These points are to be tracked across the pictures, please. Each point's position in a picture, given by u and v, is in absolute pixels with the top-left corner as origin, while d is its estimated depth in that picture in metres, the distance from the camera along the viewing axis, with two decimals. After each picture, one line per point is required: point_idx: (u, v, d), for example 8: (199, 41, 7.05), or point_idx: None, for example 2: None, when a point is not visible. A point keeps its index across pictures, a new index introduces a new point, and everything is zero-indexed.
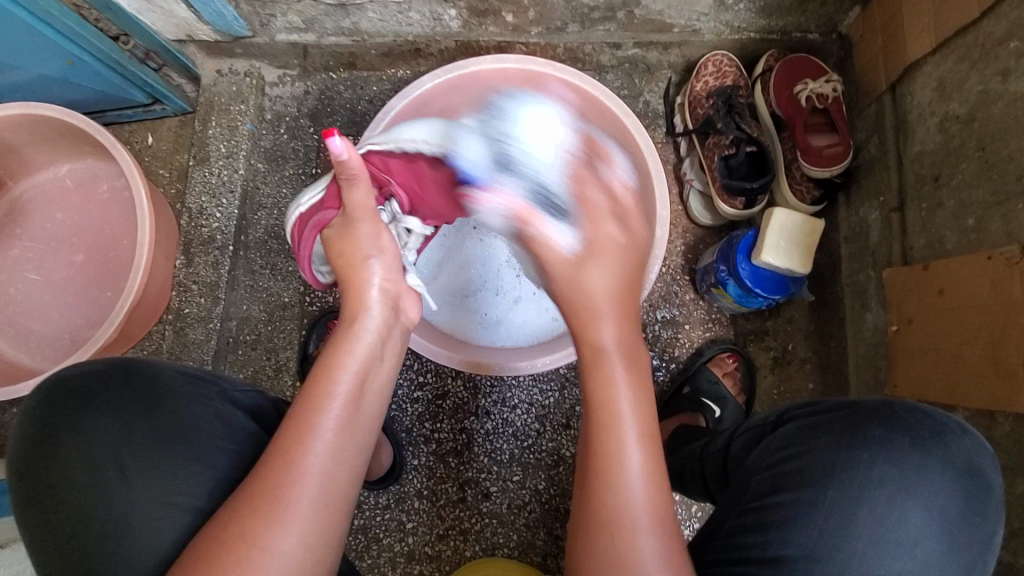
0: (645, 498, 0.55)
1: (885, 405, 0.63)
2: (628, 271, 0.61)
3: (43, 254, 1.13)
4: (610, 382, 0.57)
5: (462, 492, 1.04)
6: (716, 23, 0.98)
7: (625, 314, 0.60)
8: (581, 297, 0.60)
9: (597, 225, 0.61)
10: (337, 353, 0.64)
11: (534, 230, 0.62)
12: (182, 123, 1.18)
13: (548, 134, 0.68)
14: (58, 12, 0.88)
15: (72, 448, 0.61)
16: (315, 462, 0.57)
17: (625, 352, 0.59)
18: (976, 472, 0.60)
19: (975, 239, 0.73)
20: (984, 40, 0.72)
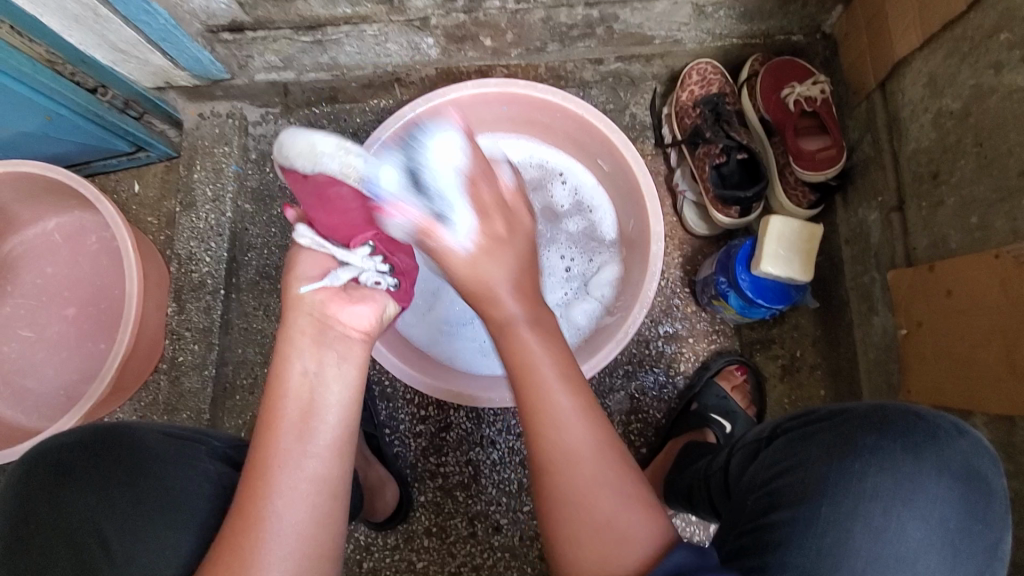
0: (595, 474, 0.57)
1: (878, 410, 0.60)
2: (524, 255, 0.65)
3: (34, 310, 1.11)
4: (513, 322, 0.62)
5: (472, 527, 1.01)
6: (697, 32, 0.97)
7: (530, 290, 0.65)
8: (479, 286, 0.63)
9: (488, 219, 0.63)
10: (271, 401, 0.61)
11: (433, 242, 0.63)
12: (167, 168, 1.18)
13: (449, 153, 0.64)
14: (30, 68, 0.88)
15: (61, 521, 0.60)
16: (276, 519, 0.56)
17: (531, 320, 0.63)
18: (975, 476, 0.57)
19: (981, 237, 0.70)
20: (972, 33, 0.70)
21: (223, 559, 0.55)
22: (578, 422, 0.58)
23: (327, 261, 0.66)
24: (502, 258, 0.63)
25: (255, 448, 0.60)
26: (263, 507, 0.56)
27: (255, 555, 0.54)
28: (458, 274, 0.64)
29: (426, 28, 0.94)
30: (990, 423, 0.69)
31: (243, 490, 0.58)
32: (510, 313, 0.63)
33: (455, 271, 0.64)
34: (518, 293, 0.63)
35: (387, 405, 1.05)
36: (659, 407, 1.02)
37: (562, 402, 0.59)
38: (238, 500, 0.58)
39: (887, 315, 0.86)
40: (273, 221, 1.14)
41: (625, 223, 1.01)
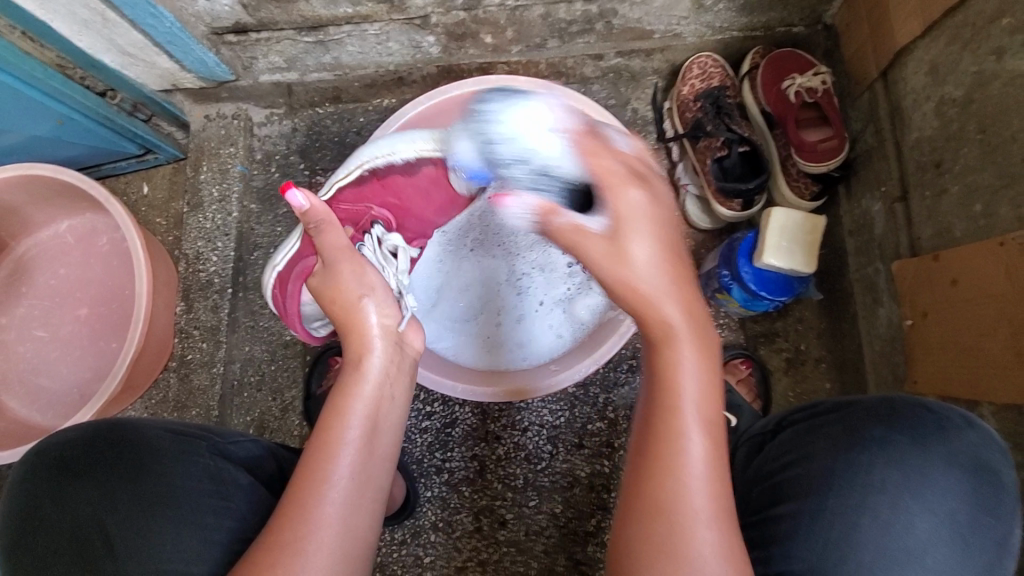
0: (709, 493, 0.51)
1: (885, 402, 0.60)
2: (676, 256, 0.59)
3: (47, 311, 1.14)
4: (676, 366, 0.54)
5: (477, 522, 1.02)
6: (697, 26, 0.97)
7: (682, 282, 0.58)
8: (659, 324, 0.56)
9: (617, 191, 0.59)
10: (340, 404, 0.61)
11: (557, 220, 0.61)
12: (175, 170, 1.19)
13: (539, 121, 0.66)
14: (42, 74, 0.90)
15: (69, 516, 0.61)
16: (331, 522, 0.55)
17: (692, 328, 0.56)
18: (986, 470, 0.56)
19: (985, 225, 0.70)
20: (973, 20, 0.70)
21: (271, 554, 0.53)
22: (705, 479, 0.52)
23: (369, 279, 0.68)
24: (645, 236, 0.58)
25: (314, 447, 0.59)
26: (319, 504, 0.55)
27: (303, 553, 0.53)
28: (593, 258, 0.59)
29: (426, 27, 0.95)
30: (997, 413, 0.68)
31: (295, 487, 0.57)
32: (669, 318, 0.56)
33: (602, 272, 0.59)
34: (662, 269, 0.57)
35: None
36: None
37: (695, 466, 0.52)
38: (291, 493, 0.57)
39: (892, 306, 0.85)
40: (279, 221, 1.13)
41: None
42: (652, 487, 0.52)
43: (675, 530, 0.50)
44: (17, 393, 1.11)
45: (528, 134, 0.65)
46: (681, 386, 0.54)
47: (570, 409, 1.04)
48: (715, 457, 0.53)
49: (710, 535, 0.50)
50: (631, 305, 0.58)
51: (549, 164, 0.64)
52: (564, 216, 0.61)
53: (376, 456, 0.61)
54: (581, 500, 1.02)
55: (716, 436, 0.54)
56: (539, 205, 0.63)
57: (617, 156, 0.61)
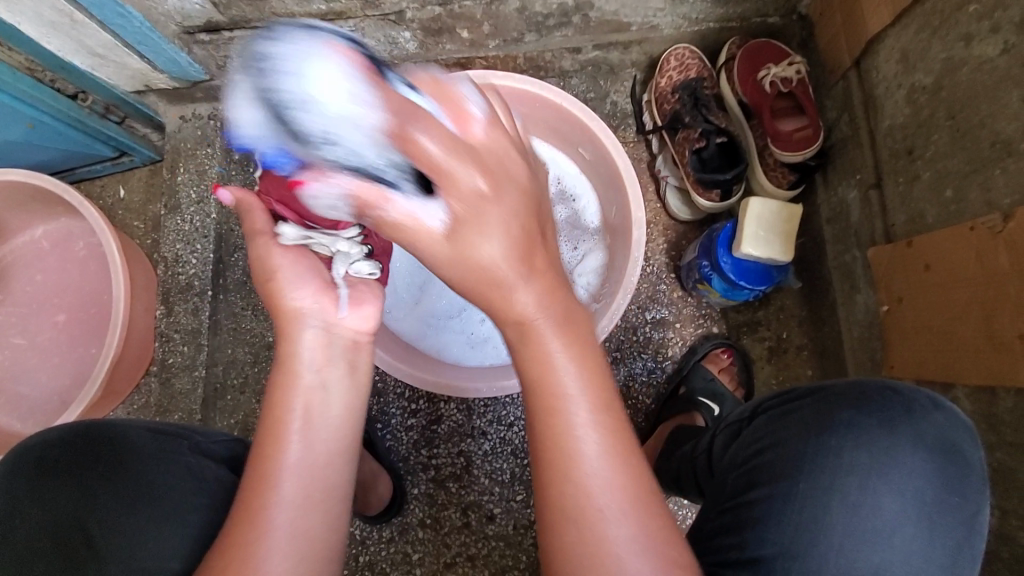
0: (609, 480, 0.50)
1: (855, 386, 0.62)
2: (522, 218, 0.49)
3: (25, 318, 1.12)
4: (548, 358, 0.51)
5: (465, 517, 1.02)
6: (674, 18, 0.97)
7: (570, 328, 0.53)
8: (521, 325, 0.52)
9: (456, 177, 0.46)
10: (273, 404, 0.60)
11: (382, 211, 0.48)
12: (152, 172, 1.18)
13: (341, 85, 0.45)
14: (10, 77, 0.88)
15: (54, 519, 0.61)
16: (280, 516, 0.54)
17: (553, 316, 0.52)
18: (952, 450, 0.58)
19: (956, 210, 0.71)
20: (942, 7, 0.70)
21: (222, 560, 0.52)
22: (606, 468, 0.50)
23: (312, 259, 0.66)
24: (575, 310, 0.56)
25: (254, 452, 0.58)
26: (269, 500, 0.55)
27: (259, 554, 0.52)
28: (435, 254, 0.50)
29: (401, 23, 0.94)
30: (971, 395, 0.69)
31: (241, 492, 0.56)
32: (526, 308, 0.51)
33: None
34: (544, 292, 0.51)
35: (377, 401, 1.06)
36: (649, 392, 1.03)
37: (592, 462, 0.50)
38: (237, 505, 0.55)
39: (869, 293, 0.86)
40: None
41: (609, 211, 1.01)
42: (554, 490, 0.50)
43: (580, 530, 0.49)
44: None
45: (333, 102, 0.44)
46: (556, 373, 0.51)
47: None
48: (610, 439, 0.51)
49: (626, 526, 0.49)
50: (475, 289, 0.51)
51: (347, 142, 0.45)
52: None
53: (325, 448, 0.60)
54: None
55: (611, 425, 0.51)
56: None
57: (436, 132, 0.45)
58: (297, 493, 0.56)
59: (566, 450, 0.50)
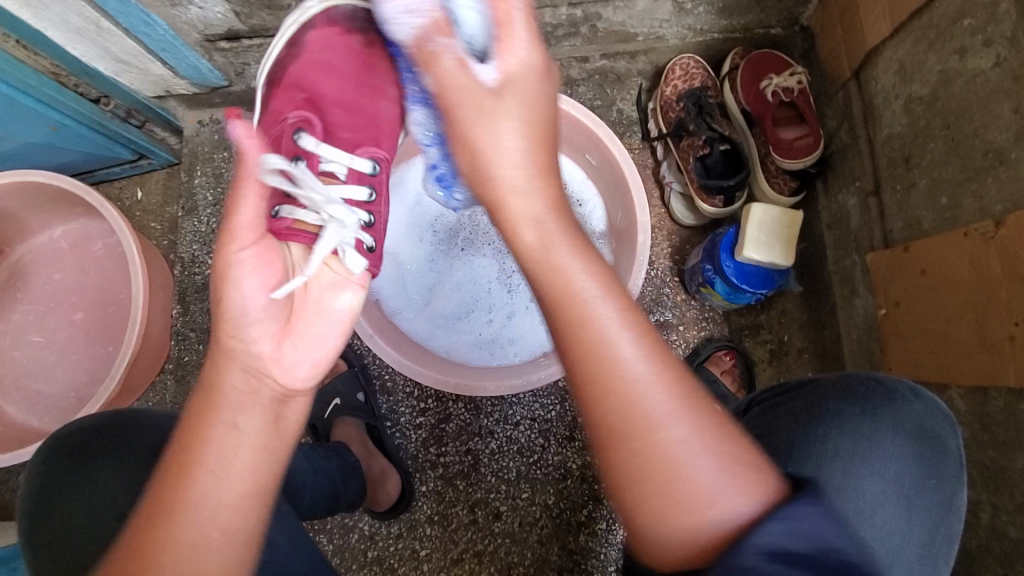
0: (658, 384, 0.49)
1: (842, 378, 0.64)
2: (541, 109, 0.53)
3: (44, 316, 1.15)
4: (563, 271, 0.51)
5: (472, 514, 1.04)
6: (679, 28, 1.00)
7: (547, 167, 0.53)
8: (483, 186, 0.54)
9: (508, 47, 0.52)
10: (217, 379, 0.53)
11: (437, 39, 0.54)
12: (169, 175, 1.21)
13: None
14: (35, 80, 0.91)
15: (83, 497, 0.64)
16: (203, 505, 0.50)
17: (551, 218, 0.52)
18: (929, 436, 0.61)
19: (951, 216, 0.73)
20: (937, 21, 0.73)
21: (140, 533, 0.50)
22: (652, 382, 0.49)
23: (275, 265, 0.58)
24: (522, 101, 0.53)
25: (189, 426, 0.52)
26: (194, 486, 0.50)
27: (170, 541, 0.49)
28: (455, 108, 0.52)
29: None
30: (965, 396, 0.71)
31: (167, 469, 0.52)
32: (529, 212, 0.52)
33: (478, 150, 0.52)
34: (538, 184, 0.53)
35: (387, 399, 1.08)
36: None
37: (636, 367, 0.49)
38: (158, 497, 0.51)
39: (867, 297, 0.88)
40: None
41: (614, 215, 1.04)
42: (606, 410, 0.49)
43: (633, 444, 0.49)
44: (15, 398, 1.12)
45: None
46: (577, 288, 0.51)
47: (560, 403, 1.06)
48: (653, 352, 0.50)
49: (681, 429, 0.49)
50: (480, 192, 0.54)
51: None
52: (451, 42, 0.53)
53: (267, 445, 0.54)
54: (574, 492, 1.05)
55: (649, 340, 0.51)
56: (427, 11, 0.55)
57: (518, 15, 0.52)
58: (220, 493, 0.51)
59: (616, 372, 0.49)
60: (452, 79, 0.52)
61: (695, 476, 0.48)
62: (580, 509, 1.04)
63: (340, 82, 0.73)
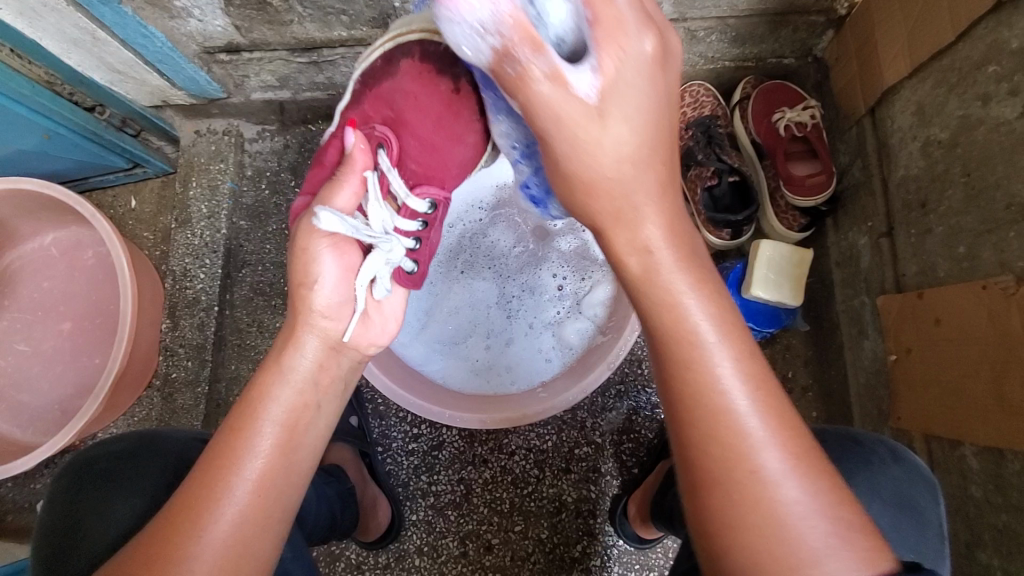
0: (775, 442, 0.49)
1: (818, 433, 0.65)
2: (665, 129, 0.53)
3: (30, 325, 1.12)
4: (684, 314, 0.51)
5: (462, 547, 1.01)
6: (690, 55, 0.98)
7: (665, 176, 0.54)
8: (618, 194, 0.52)
9: (610, 41, 0.49)
10: (259, 401, 0.57)
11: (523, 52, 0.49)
12: (164, 184, 1.18)
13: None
14: (30, 89, 0.89)
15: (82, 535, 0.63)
16: (215, 535, 0.52)
17: (674, 244, 0.53)
18: (907, 504, 0.60)
19: (968, 266, 0.71)
20: (960, 64, 0.71)
21: (149, 550, 0.51)
22: (759, 418, 0.49)
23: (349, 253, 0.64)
24: (627, 112, 0.50)
25: (219, 446, 0.55)
26: (209, 515, 0.52)
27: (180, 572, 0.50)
28: (562, 122, 0.51)
29: None
30: (978, 453, 0.69)
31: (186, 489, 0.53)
32: (643, 241, 0.53)
33: (580, 157, 0.52)
34: (659, 201, 0.53)
35: (380, 423, 1.06)
36: (650, 427, 1.03)
37: (749, 420, 0.49)
38: (176, 503, 0.53)
39: (877, 340, 0.86)
40: (268, 239, 1.13)
41: None
42: (703, 445, 0.50)
43: (733, 494, 0.48)
44: None
45: None
46: (692, 334, 0.51)
47: (557, 432, 1.03)
48: (775, 419, 0.49)
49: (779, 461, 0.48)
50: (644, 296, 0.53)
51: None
52: (542, 56, 0.49)
53: (284, 477, 0.57)
54: (568, 526, 1.02)
55: (769, 399, 0.50)
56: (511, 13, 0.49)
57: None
58: (236, 521, 0.53)
59: (730, 426, 0.49)
60: (545, 77, 0.49)
61: (807, 544, 0.47)
62: (574, 544, 1.01)
63: (436, 130, 0.73)
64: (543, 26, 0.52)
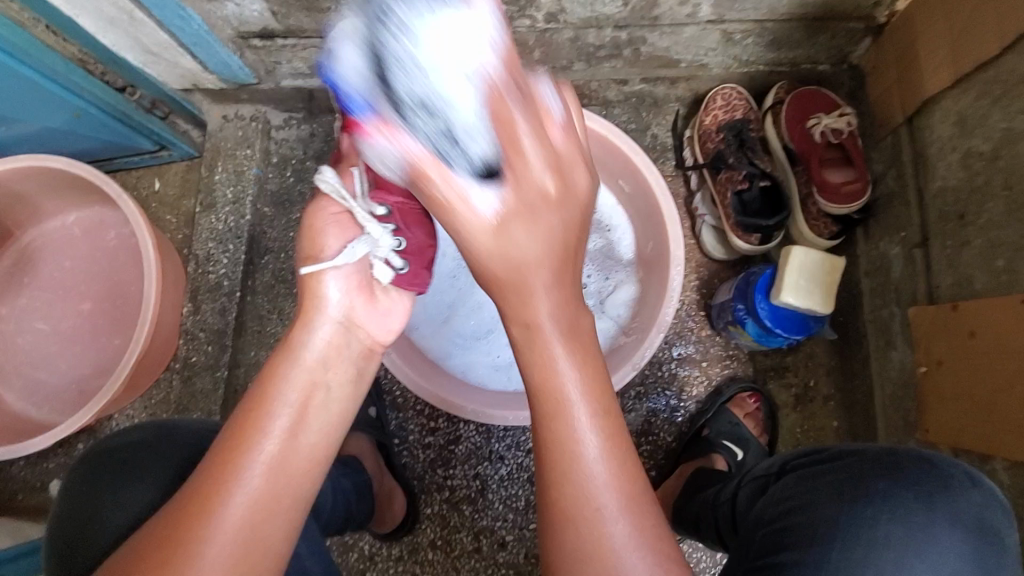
0: (609, 475, 0.51)
1: (889, 454, 0.61)
2: (571, 224, 0.51)
3: (50, 303, 1.12)
4: (551, 365, 0.52)
5: (476, 542, 1.01)
6: (724, 58, 0.97)
7: (565, 270, 0.52)
8: (512, 266, 0.51)
9: (520, 180, 0.49)
10: (271, 383, 0.55)
11: (433, 185, 0.51)
12: (188, 168, 1.18)
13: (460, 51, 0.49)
14: (64, 68, 0.89)
15: (103, 515, 0.62)
16: (229, 519, 0.49)
17: (563, 327, 0.52)
18: (987, 530, 0.57)
19: (1007, 280, 0.70)
20: (1005, 77, 0.70)
21: (164, 528, 0.49)
22: (609, 475, 0.51)
23: (349, 232, 0.61)
24: (536, 228, 0.50)
25: (233, 431, 0.53)
26: (222, 498, 0.49)
27: (191, 557, 0.47)
28: (472, 242, 0.51)
29: None
30: (1009, 469, 0.69)
31: (202, 472, 0.51)
32: (536, 318, 0.52)
33: (474, 246, 0.51)
34: (555, 289, 0.51)
35: (397, 415, 1.05)
36: (670, 430, 1.02)
37: (593, 460, 0.51)
38: (193, 484, 0.51)
39: (905, 351, 0.86)
40: (291, 226, 1.14)
41: (644, 245, 1.00)
42: (556, 494, 0.51)
43: (581, 531, 0.50)
44: (14, 385, 1.09)
45: (442, 61, 0.49)
46: (571, 410, 0.51)
47: None
48: (611, 443, 0.52)
49: (622, 525, 0.50)
50: (522, 347, 0.53)
51: (447, 100, 0.49)
52: (447, 184, 0.50)
53: (298, 461, 0.53)
54: None
55: (612, 431, 0.52)
56: (416, 155, 0.51)
57: (532, 130, 0.50)
58: (246, 504, 0.50)
59: (567, 452, 0.51)
60: (436, 189, 0.51)
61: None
62: None
63: None
64: (460, 160, 0.50)
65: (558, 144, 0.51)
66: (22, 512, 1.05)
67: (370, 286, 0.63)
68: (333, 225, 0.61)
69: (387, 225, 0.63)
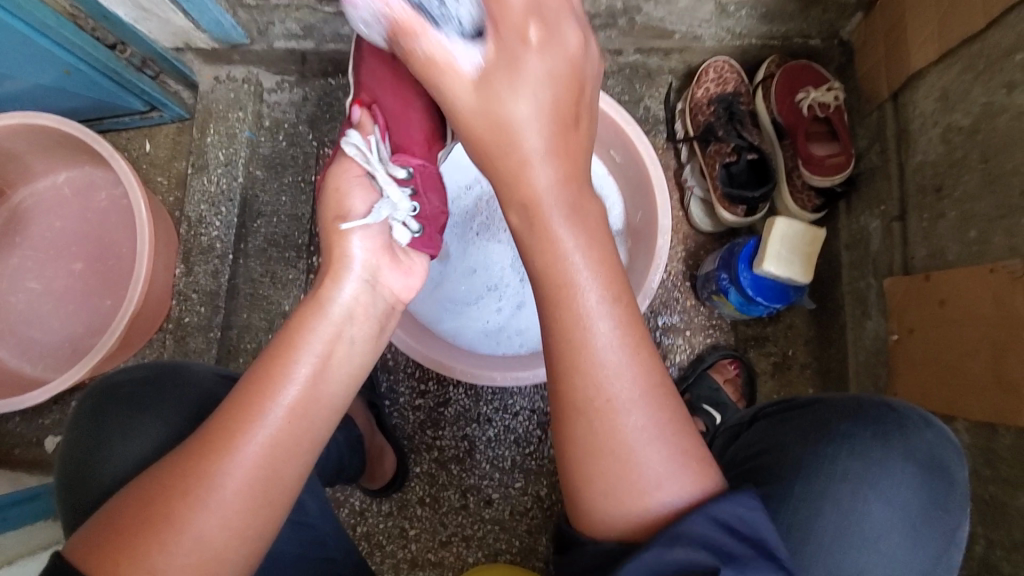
0: (627, 366, 0.53)
1: (856, 400, 0.64)
2: (567, 72, 0.55)
3: (41, 263, 1.12)
4: (559, 244, 0.54)
5: (463, 499, 1.05)
6: (717, 30, 0.98)
7: (564, 147, 0.55)
8: (494, 122, 0.54)
9: (502, 36, 0.54)
10: (298, 333, 0.57)
11: (411, 42, 0.56)
12: (179, 130, 1.17)
13: None
14: (54, 22, 0.87)
15: (100, 449, 0.65)
16: (249, 455, 0.52)
17: (563, 188, 0.55)
18: (941, 467, 0.61)
19: (978, 251, 0.73)
20: (988, 52, 0.72)
21: (190, 458, 0.51)
22: (627, 368, 0.53)
23: (372, 191, 0.64)
24: (531, 88, 0.54)
25: (257, 376, 0.55)
26: (245, 437, 0.52)
27: (214, 488, 0.51)
28: (456, 104, 0.56)
29: None
30: (971, 429, 0.73)
31: (225, 410, 0.53)
32: (542, 183, 0.54)
33: (460, 105, 0.56)
34: (553, 160, 0.54)
35: (388, 377, 1.08)
36: None
37: (614, 382, 0.52)
38: (220, 420, 0.53)
39: (880, 321, 0.89)
40: (284, 189, 1.14)
41: (633, 214, 1.02)
42: (566, 386, 0.53)
43: (600, 463, 0.52)
44: (7, 343, 1.10)
45: None
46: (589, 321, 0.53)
47: None
48: (631, 335, 0.54)
49: (639, 414, 0.52)
50: (490, 152, 0.56)
51: None
52: (422, 35, 0.55)
53: (318, 409, 0.55)
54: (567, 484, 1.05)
55: (628, 318, 0.54)
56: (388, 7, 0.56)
57: None
58: (267, 446, 0.52)
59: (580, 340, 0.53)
60: (414, 20, 0.55)
61: (647, 503, 0.52)
62: None
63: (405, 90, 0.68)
64: (449, 21, 0.54)
65: (562, 79, 0.54)
66: (20, 467, 1.07)
67: (392, 248, 0.64)
68: (359, 184, 0.64)
69: (406, 189, 0.65)
